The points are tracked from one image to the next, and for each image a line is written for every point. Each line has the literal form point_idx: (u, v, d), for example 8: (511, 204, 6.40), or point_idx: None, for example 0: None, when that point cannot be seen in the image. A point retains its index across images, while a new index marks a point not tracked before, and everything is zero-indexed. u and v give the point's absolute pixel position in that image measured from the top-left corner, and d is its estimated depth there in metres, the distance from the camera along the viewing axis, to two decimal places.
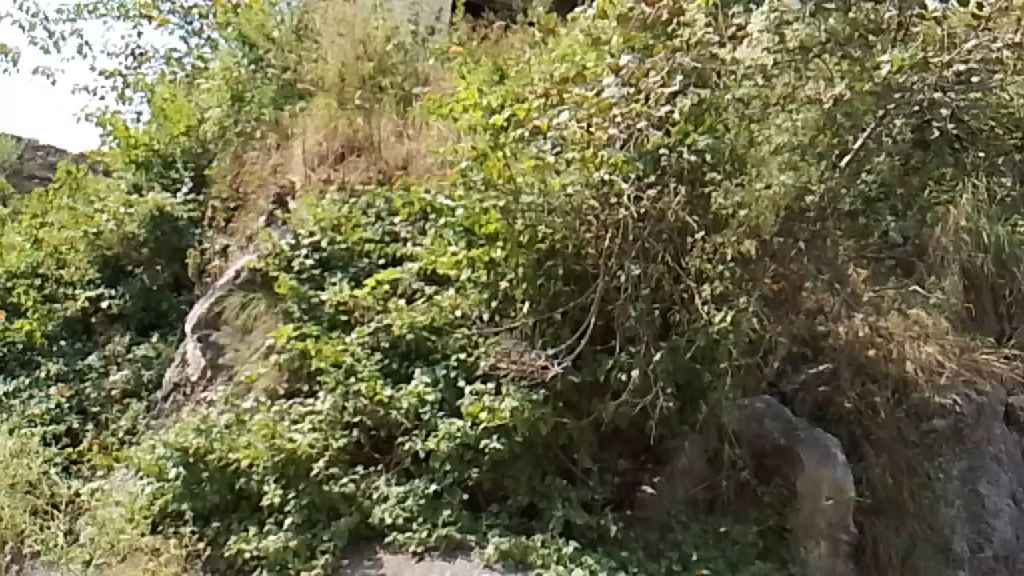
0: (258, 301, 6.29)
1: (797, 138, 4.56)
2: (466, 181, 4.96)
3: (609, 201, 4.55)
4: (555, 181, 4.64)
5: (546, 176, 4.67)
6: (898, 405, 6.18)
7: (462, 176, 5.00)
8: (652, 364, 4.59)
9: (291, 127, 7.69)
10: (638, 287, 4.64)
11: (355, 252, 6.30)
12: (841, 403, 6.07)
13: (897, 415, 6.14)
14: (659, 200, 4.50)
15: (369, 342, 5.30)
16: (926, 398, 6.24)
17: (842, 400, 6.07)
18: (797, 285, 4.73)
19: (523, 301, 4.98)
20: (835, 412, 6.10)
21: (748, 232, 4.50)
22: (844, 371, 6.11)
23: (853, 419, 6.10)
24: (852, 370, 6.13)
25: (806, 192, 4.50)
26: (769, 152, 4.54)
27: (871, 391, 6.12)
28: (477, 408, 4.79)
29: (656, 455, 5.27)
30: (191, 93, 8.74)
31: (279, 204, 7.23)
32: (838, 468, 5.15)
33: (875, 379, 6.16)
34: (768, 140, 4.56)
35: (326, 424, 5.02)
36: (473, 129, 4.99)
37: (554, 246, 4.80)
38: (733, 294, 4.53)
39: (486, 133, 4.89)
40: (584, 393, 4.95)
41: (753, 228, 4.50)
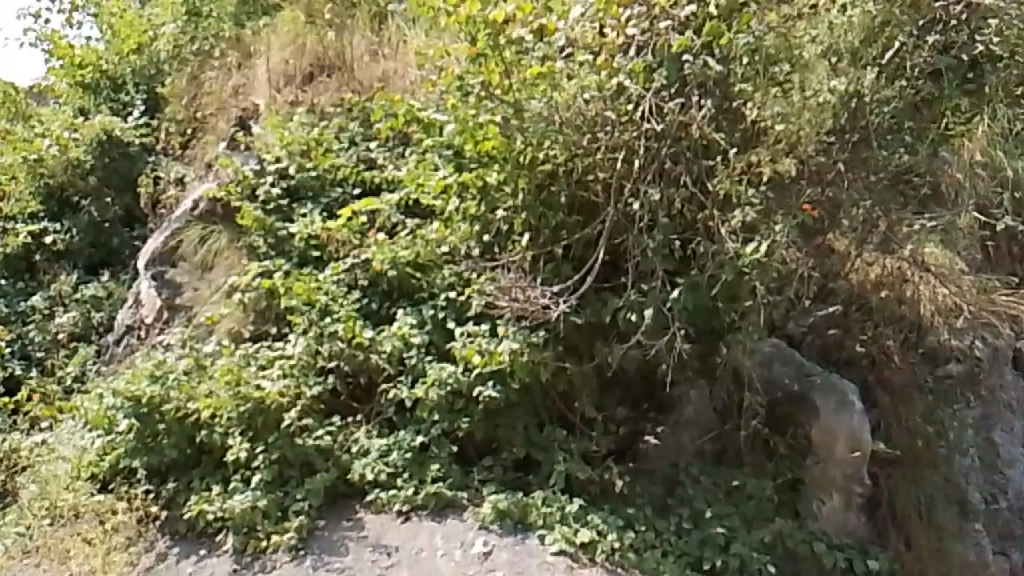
0: (218, 234, 5.66)
1: (848, 40, 3.94)
2: (461, 87, 4.29)
3: (626, 117, 4.01)
4: (566, 89, 4.04)
5: (555, 84, 4.07)
6: (913, 349, 5.74)
7: (456, 81, 4.31)
8: (671, 300, 4.06)
9: (253, 45, 6.98)
10: (655, 215, 4.10)
11: (326, 180, 5.67)
12: (852, 346, 5.65)
13: (911, 359, 5.72)
14: (683, 113, 3.96)
15: (346, 279, 4.75)
16: (944, 342, 5.77)
17: (853, 343, 5.65)
18: (836, 212, 4.20)
19: (521, 233, 4.42)
20: (845, 355, 5.64)
21: (786, 149, 4.03)
22: (857, 311, 5.63)
23: (864, 365, 5.67)
24: (865, 311, 5.64)
25: (855, 99, 3.97)
26: (815, 56, 3.97)
27: (888, 332, 5.63)
28: (470, 351, 4.23)
29: (659, 402, 4.74)
30: (143, 8, 7.90)
31: (240, 126, 6.51)
32: (856, 416, 4.79)
33: (890, 321, 5.64)
34: (812, 40, 3.97)
35: (298, 370, 4.48)
36: (467, 25, 4.18)
37: (558, 170, 4.21)
38: (763, 224, 4.07)
39: (485, 32, 4.15)
40: (587, 335, 4.40)
41: (791, 145, 4.02)
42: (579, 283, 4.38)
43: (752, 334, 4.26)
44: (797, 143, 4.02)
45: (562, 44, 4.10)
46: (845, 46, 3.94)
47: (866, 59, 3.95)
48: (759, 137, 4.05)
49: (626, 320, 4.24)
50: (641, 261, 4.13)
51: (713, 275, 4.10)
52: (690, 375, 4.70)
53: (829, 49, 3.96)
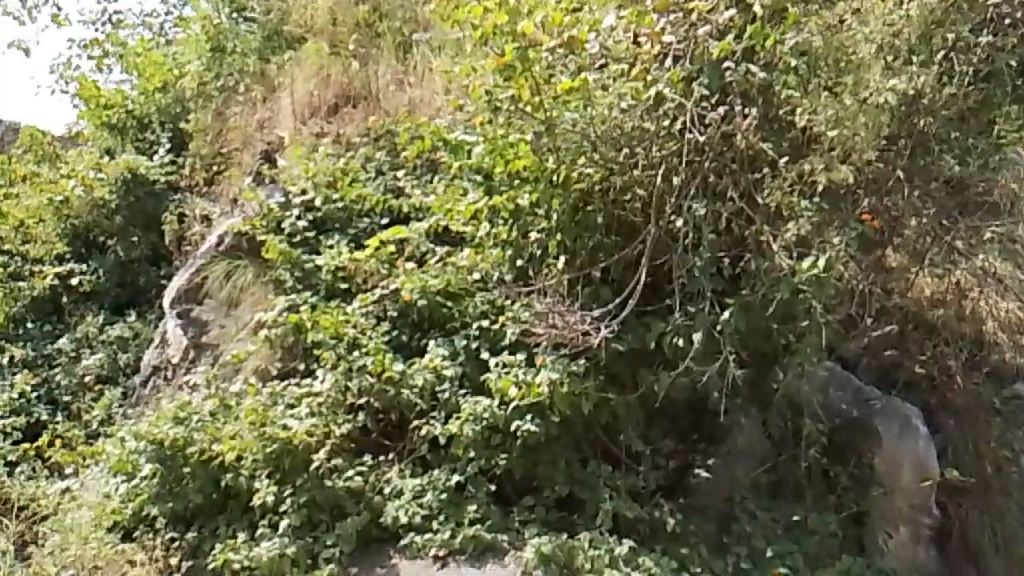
0: (244, 269, 5.49)
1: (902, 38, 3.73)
2: (491, 101, 4.03)
3: (665, 128, 3.78)
4: (601, 101, 3.83)
5: (589, 98, 3.85)
6: (976, 369, 5.31)
7: (486, 95, 4.06)
8: (721, 323, 3.79)
9: (278, 79, 6.91)
10: (700, 232, 3.84)
11: (353, 211, 5.50)
12: (911, 368, 5.19)
13: (973, 380, 5.27)
14: (727, 123, 3.73)
15: (374, 311, 4.55)
16: (1011, 360, 5.42)
17: (912, 365, 5.20)
18: (900, 222, 3.94)
19: (557, 256, 4.18)
20: (904, 378, 5.19)
21: (844, 154, 3.75)
22: (913, 330, 5.20)
23: (925, 387, 5.22)
24: (921, 330, 5.22)
25: (916, 100, 3.71)
26: (871, 54, 3.74)
27: (948, 352, 5.22)
28: (506, 384, 3.97)
29: (708, 433, 4.39)
30: (168, 48, 7.89)
31: (267, 160, 6.41)
32: (920, 441, 4.51)
33: (952, 341, 5.20)
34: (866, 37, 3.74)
35: (327, 408, 4.25)
36: (493, 36, 3.90)
37: (594, 188, 3.97)
38: (819, 236, 3.77)
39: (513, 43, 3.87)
40: (629, 362, 4.13)
41: (848, 151, 3.75)
42: (620, 307, 4.14)
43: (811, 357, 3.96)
44: (854, 149, 3.75)
45: (596, 48, 3.87)
46: (903, 44, 3.73)
47: (925, 57, 3.72)
48: (813, 143, 3.83)
49: (673, 346, 3.98)
50: (687, 282, 3.87)
51: (767, 294, 3.81)
52: (742, 402, 4.36)
53: (885, 46, 3.73)
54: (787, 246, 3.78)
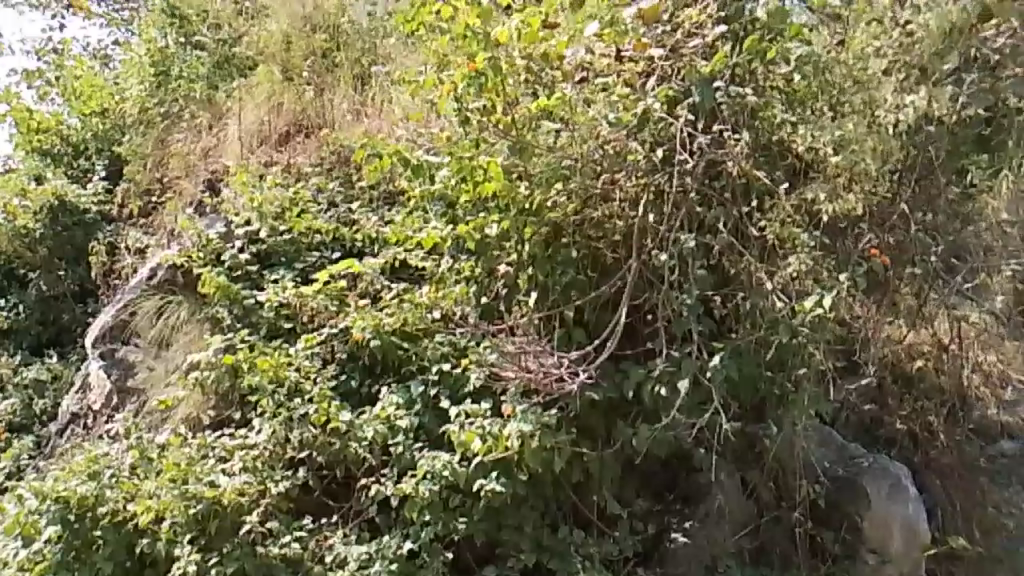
0: (177, 305, 4.97)
1: (907, 55, 3.43)
2: (463, 113, 3.60)
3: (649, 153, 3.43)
4: (583, 115, 3.45)
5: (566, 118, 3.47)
6: (958, 424, 4.97)
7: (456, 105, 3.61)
8: (711, 369, 3.31)
9: (226, 106, 6.44)
10: (689, 266, 3.43)
11: (301, 245, 5.02)
12: (891, 423, 4.83)
13: (955, 436, 4.93)
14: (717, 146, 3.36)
15: (320, 352, 4.07)
16: (992, 417, 5.20)
17: (892, 420, 4.85)
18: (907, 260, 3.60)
19: (528, 293, 3.74)
20: (885, 435, 4.84)
21: (850, 181, 3.48)
22: (890, 383, 4.85)
23: (906, 444, 4.83)
24: (898, 383, 4.91)
25: (926, 122, 3.41)
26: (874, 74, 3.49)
27: (931, 407, 4.86)
28: (470, 436, 3.42)
29: (685, 492, 3.92)
30: (112, 73, 7.41)
31: (210, 190, 5.90)
32: (909, 504, 4.14)
33: (928, 394, 4.89)
34: (864, 58, 3.53)
35: (262, 464, 3.76)
36: (465, 39, 3.49)
37: (570, 220, 3.59)
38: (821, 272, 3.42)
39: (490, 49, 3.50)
40: (603, 414, 3.68)
41: (853, 178, 3.48)
42: (597, 351, 3.70)
43: (807, 409, 3.56)
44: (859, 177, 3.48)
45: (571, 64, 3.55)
46: (912, 60, 3.42)
47: (938, 73, 3.40)
48: (812, 169, 3.51)
49: (655, 395, 3.54)
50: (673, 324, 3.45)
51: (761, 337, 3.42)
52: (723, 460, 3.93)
53: (894, 64, 3.45)
54: (784, 285, 3.41)
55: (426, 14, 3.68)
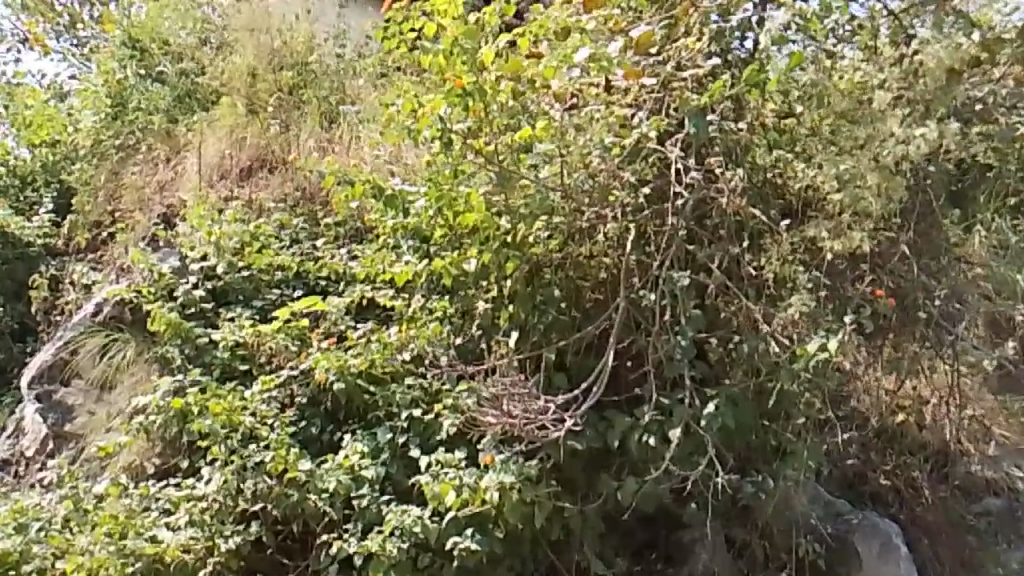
0: (125, 342, 4.61)
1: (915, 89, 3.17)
2: (443, 135, 3.37)
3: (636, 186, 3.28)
4: (574, 143, 3.29)
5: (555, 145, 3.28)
6: (942, 480, 4.76)
7: (438, 129, 3.38)
8: (706, 418, 3.09)
9: (185, 139, 6.17)
10: (684, 305, 3.22)
11: (261, 282, 4.73)
12: (875, 479, 4.56)
13: (939, 493, 4.72)
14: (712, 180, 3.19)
15: (278, 396, 3.76)
16: (976, 472, 4.88)
17: (876, 476, 4.58)
18: (909, 307, 3.37)
19: (508, 332, 3.52)
20: (869, 491, 4.55)
21: (851, 221, 3.26)
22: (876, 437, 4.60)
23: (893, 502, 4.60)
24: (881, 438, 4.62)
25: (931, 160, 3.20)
26: (884, 105, 3.20)
27: (915, 461, 4.65)
28: (445, 487, 3.13)
29: (668, 551, 3.65)
30: (66, 105, 7.10)
31: (164, 224, 5.58)
32: (900, 564, 3.91)
33: (912, 449, 4.65)
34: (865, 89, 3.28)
35: (211, 517, 3.43)
36: (450, 55, 3.35)
37: (551, 258, 3.41)
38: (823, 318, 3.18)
39: (475, 72, 3.35)
40: (586, 465, 3.41)
41: (855, 219, 3.26)
42: (584, 397, 3.46)
43: (807, 462, 3.35)
44: (861, 216, 3.25)
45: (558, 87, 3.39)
46: (916, 96, 3.21)
47: (943, 110, 3.16)
48: (809, 209, 3.36)
49: (643, 446, 3.29)
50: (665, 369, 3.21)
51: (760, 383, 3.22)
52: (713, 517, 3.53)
53: (900, 98, 3.19)
54: (784, 329, 3.21)
55: (413, 25, 3.60)
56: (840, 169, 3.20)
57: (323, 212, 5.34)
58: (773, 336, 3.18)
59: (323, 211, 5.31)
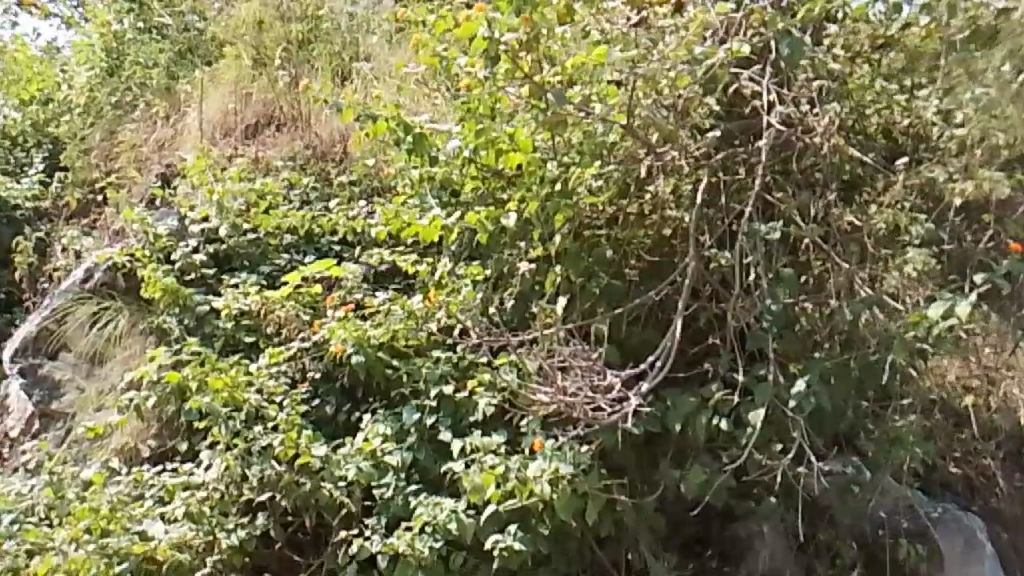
0: (117, 312, 4.14)
1: None
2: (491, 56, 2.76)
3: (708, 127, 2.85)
4: (645, 74, 2.69)
5: (625, 58, 2.67)
6: None
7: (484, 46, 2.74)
8: (796, 400, 2.56)
9: (186, 95, 5.68)
10: (773, 263, 2.70)
11: (269, 247, 4.26)
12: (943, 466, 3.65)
13: (1016, 482, 3.86)
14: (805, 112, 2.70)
15: (287, 371, 3.30)
16: None
17: (944, 463, 3.65)
18: None
19: (554, 299, 3.00)
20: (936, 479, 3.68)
21: (983, 159, 2.68)
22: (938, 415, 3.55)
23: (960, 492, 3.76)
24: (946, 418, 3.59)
25: None
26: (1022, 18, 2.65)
27: (986, 445, 3.73)
28: (489, 477, 2.65)
29: (723, 548, 3.02)
30: (60, 60, 6.59)
31: (163, 184, 5.09)
32: (987, 565, 3.19)
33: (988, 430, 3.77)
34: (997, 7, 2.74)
35: (213, 508, 2.99)
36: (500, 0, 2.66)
37: (601, 212, 2.96)
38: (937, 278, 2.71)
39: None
40: (641, 451, 2.92)
41: (988, 154, 2.67)
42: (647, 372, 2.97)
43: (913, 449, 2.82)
44: (996, 150, 2.67)
45: (619, 4, 2.90)
46: None
47: None
48: (921, 148, 2.85)
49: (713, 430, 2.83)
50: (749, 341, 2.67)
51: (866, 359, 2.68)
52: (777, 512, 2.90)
53: None
54: (896, 290, 2.70)
55: None
56: (977, 94, 2.62)
57: (336, 171, 4.83)
58: (882, 298, 2.68)
59: (335, 169, 4.80)
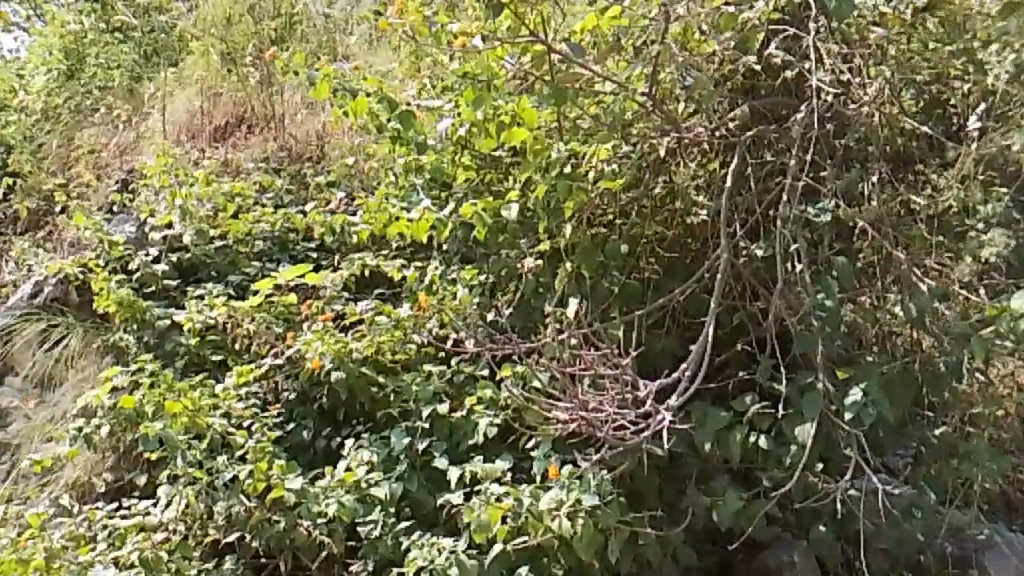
0: (69, 330, 3.69)
1: None
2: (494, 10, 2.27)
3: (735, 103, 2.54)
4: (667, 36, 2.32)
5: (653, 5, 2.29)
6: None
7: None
8: (853, 411, 2.19)
9: (151, 97, 5.24)
10: (819, 253, 2.34)
11: (239, 254, 3.84)
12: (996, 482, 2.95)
13: None
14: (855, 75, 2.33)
15: (258, 392, 2.90)
16: None
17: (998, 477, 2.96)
18: None
19: (564, 301, 2.62)
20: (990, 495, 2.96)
21: None
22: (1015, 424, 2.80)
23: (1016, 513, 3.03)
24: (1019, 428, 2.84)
25: None
26: None
27: None
28: (496, 514, 2.22)
29: None
30: (16, 63, 6.10)
31: (124, 189, 4.61)
32: None
33: None
34: None
35: (172, 553, 2.57)
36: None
37: (616, 200, 2.60)
38: (1002, 269, 2.40)
39: None
40: (664, 476, 2.54)
41: None
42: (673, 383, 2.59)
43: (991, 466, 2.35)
44: None
45: None
46: None
47: None
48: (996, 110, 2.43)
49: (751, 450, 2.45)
50: (795, 343, 2.27)
51: (927, 362, 2.32)
52: (816, 544, 2.49)
53: None
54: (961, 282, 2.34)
55: None
56: None
57: (313, 173, 4.41)
58: (947, 289, 2.31)
59: (312, 171, 4.38)
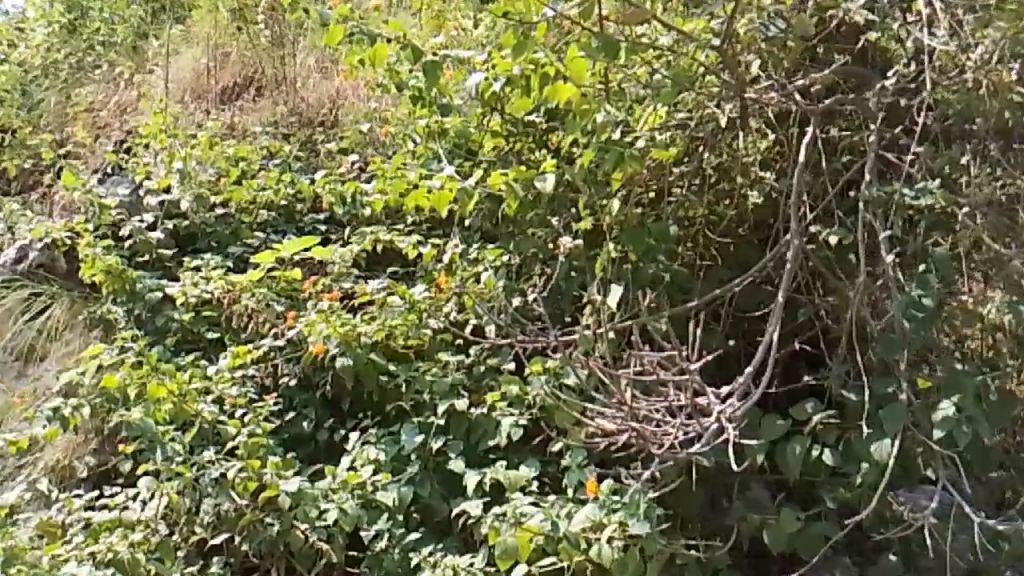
0: (54, 302, 3.41)
1: None
2: None
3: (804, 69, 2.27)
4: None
5: None
6: None
7: None
8: (948, 425, 1.86)
9: (155, 54, 4.90)
10: (906, 240, 2.04)
11: (241, 223, 3.52)
12: None
13: None
14: (967, 28, 1.97)
15: (254, 376, 2.59)
16: None
17: None
18: None
19: (603, 288, 2.28)
20: None
21: None
22: None
23: None
24: None
25: None
26: None
27: None
28: (525, 538, 1.91)
29: None
30: (15, 13, 5.72)
31: (121, 150, 4.27)
32: None
33: None
34: None
35: (150, 557, 2.25)
36: None
37: (665, 173, 2.32)
38: None
39: None
40: (710, 492, 2.22)
41: None
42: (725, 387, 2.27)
43: None
44: None
45: None
46: None
47: None
48: None
49: (815, 466, 2.12)
50: (878, 345, 1.95)
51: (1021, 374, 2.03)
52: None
53: None
54: None
55: None
56: None
57: (324, 140, 4.08)
58: None
59: (323, 138, 4.04)
